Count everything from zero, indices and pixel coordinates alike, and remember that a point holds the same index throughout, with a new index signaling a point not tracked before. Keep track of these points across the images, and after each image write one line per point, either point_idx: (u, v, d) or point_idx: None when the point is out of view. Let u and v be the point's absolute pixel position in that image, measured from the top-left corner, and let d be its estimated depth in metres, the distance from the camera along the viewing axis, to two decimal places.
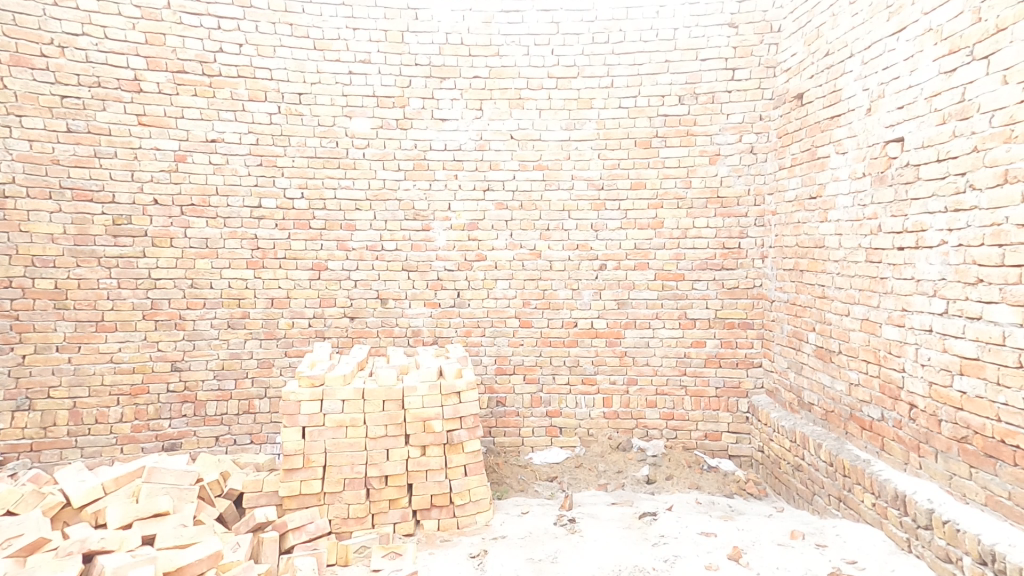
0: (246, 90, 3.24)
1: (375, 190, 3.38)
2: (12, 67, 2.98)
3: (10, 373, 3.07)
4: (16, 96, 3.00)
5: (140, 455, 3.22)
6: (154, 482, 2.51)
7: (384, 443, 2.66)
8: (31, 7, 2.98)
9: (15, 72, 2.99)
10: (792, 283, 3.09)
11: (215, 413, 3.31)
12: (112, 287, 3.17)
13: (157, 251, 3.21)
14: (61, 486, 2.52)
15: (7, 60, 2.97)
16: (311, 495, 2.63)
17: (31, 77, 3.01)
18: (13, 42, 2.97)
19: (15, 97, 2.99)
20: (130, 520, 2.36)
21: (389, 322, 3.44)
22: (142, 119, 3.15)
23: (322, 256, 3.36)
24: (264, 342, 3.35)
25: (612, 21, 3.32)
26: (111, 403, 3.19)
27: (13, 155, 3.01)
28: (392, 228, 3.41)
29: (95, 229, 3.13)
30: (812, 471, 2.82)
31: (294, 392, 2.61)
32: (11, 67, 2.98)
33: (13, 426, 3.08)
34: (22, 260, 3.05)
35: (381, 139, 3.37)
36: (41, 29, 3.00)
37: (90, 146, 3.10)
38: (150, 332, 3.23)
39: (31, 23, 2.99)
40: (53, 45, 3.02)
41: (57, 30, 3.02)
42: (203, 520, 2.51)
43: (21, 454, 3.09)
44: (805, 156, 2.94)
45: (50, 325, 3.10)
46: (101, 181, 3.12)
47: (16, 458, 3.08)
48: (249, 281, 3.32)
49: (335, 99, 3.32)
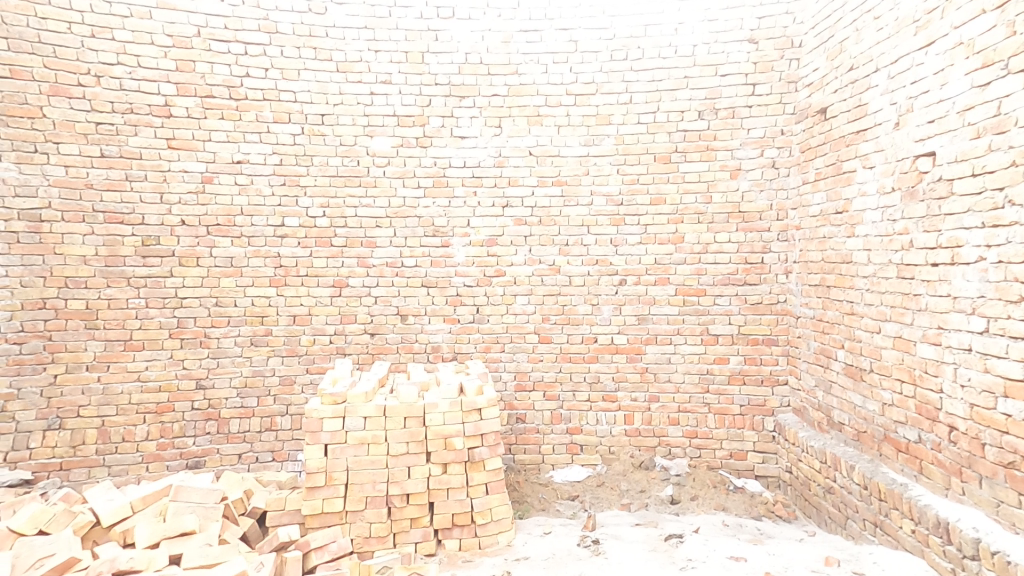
0: (271, 112, 3.32)
1: (395, 208, 3.42)
2: (51, 96, 3.10)
3: (42, 393, 3.13)
4: (54, 124, 3.11)
5: (166, 473, 3.26)
6: (181, 500, 2.53)
7: (405, 460, 2.65)
8: (70, 39, 3.11)
9: (53, 101, 3.10)
10: (818, 299, 3.03)
11: (238, 430, 3.34)
12: (140, 306, 3.24)
13: (184, 270, 3.28)
14: (91, 505, 2.55)
15: (47, 90, 3.09)
16: (333, 514, 2.62)
17: (69, 105, 3.12)
18: (52, 73, 3.09)
19: (53, 125, 3.11)
20: (157, 539, 2.39)
21: (408, 338, 3.45)
22: (171, 143, 3.24)
23: (343, 272, 3.40)
24: (286, 359, 3.38)
25: (630, 38, 3.34)
26: (137, 421, 3.24)
27: (50, 180, 3.11)
28: (412, 245, 3.44)
29: (125, 250, 3.21)
30: (844, 494, 2.74)
31: (318, 409, 2.62)
32: (51, 96, 3.10)
33: (44, 445, 3.13)
34: (55, 282, 3.13)
35: (401, 157, 3.41)
36: (79, 59, 3.12)
37: (121, 170, 3.20)
38: (176, 350, 3.29)
39: (69, 55, 3.11)
40: (89, 74, 3.14)
41: (94, 60, 3.14)
42: (228, 538, 2.51)
43: (51, 472, 3.14)
44: (829, 170, 2.90)
45: (81, 344, 3.18)
46: (132, 204, 3.21)
47: (45, 477, 3.13)
48: (272, 298, 3.36)
49: (357, 119, 3.38)
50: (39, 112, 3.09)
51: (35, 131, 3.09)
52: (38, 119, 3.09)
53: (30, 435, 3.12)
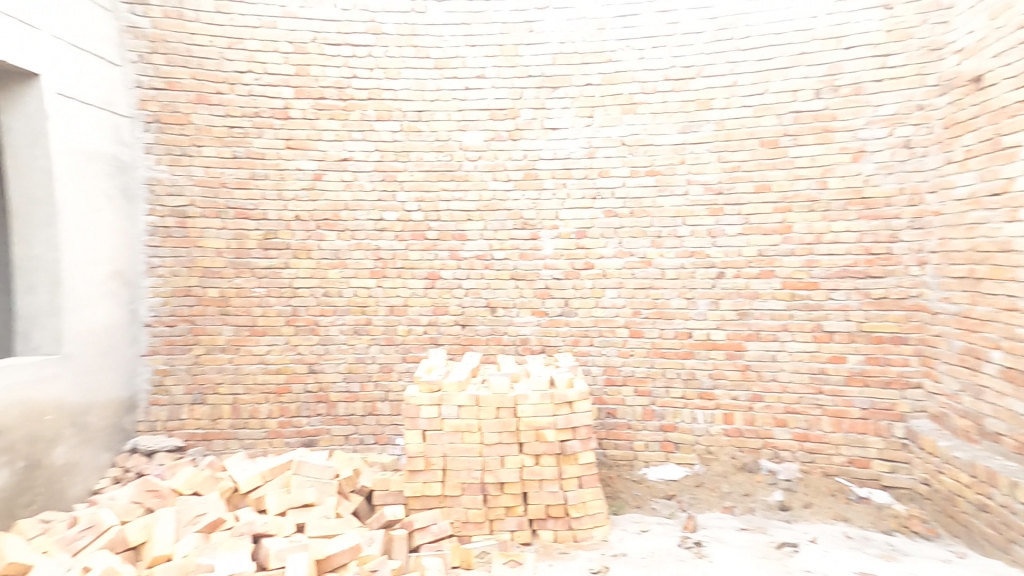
0: (374, 111, 3.48)
1: (485, 201, 3.47)
2: (196, 104, 3.45)
3: (188, 371, 3.51)
4: (196, 129, 3.46)
5: (286, 448, 3.54)
6: (302, 474, 2.76)
7: (498, 450, 2.69)
8: (211, 51, 3.43)
9: (198, 108, 3.45)
10: (964, 292, 2.73)
11: (345, 413, 3.56)
12: (262, 295, 3.53)
13: (298, 262, 3.52)
14: (230, 472, 2.84)
15: (193, 99, 3.44)
16: (433, 497, 2.72)
17: (209, 112, 3.45)
18: (198, 83, 3.44)
19: (196, 130, 3.46)
20: (285, 509, 2.63)
21: (498, 330, 3.50)
22: (290, 143, 3.49)
23: (436, 265, 3.51)
24: (385, 347, 3.55)
25: (737, 16, 3.16)
26: (261, 400, 3.54)
27: (194, 180, 3.47)
28: (501, 237, 3.47)
29: (251, 243, 3.50)
30: (1005, 513, 2.42)
31: (414, 396, 2.72)
32: (195, 104, 3.45)
33: (191, 417, 3.52)
34: (197, 272, 3.49)
35: (492, 151, 3.45)
36: (218, 69, 3.44)
37: (248, 169, 3.48)
38: (291, 336, 3.54)
39: (211, 66, 3.44)
40: (225, 82, 3.45)
41: (230, 69, 3.45)
42: (342, 513, 2.73)
43: (197, 442, 3.52)
44: (984, 147, 2.58)
45: (216, 328, 3.51)
46: (256, 201, 3.50)
47: (194, 445, 3.51)
48: (372, 290, 3.54)
49: (452, 114, 3.46)
50: (186, 118, 3.45)
51: (182, 136, 3.46)
52: (184, 125, 3.45)
53: (180, 408, 3.52)
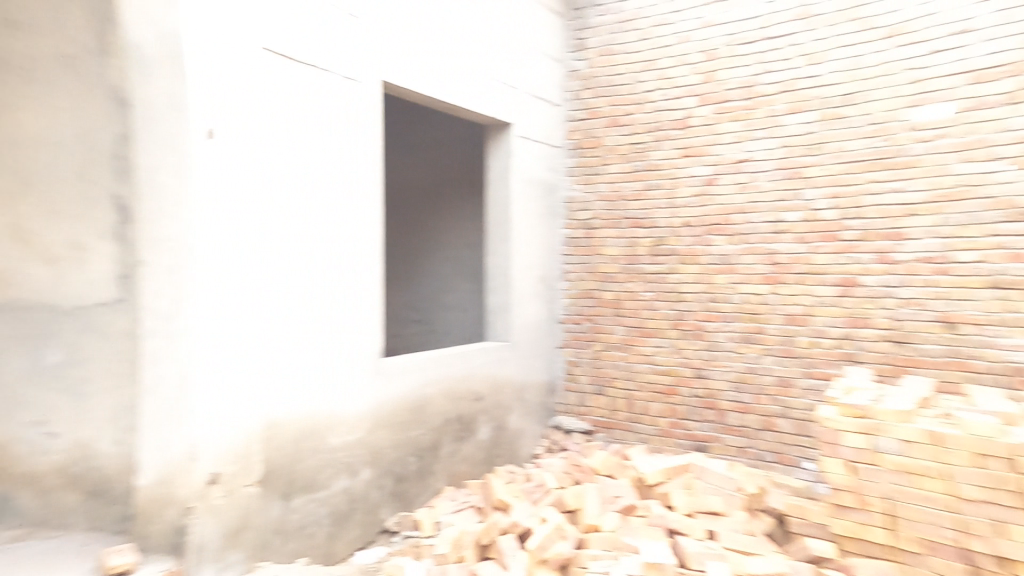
0: (785, 104, 3.40)
1: (946, 188, 2.99)
2: (609, 127, 4.03)
3: (591, 362, 4.07)
4: (607, 150, 4.03)
5: (677, 449, 3.72)
6: (704, 480, 3.01)
7: (989, 510, 2.23)
8: (627, 78, 3.95)
9: (610, 131, 4.02)
10: None
11: (737, 423, 3.53)
12: (650, 300, 3.81)
13: (685, 268, 3.68)
14: (636, 463, 3.30)
15: (607, 123, 4.03)
16: (876, 545, 2.47)
17: (618, 133, 3.98)
18: (614, 108, 4.00)
19: (607, 151, 4.03)
20: (692, 510, 2.93)
21: (966, 352, 2.94)
22: (685, 152, 3.69)
23: (854, 269, 3.20)
24: (783, 360, 3.39)
25: None
26: (653, 398, 3.82)
27: (599, 196, 4.05)
28: (971, 233, 2.94)
29: (641, 251, 3.84)
30: None
31: (836, 421, 2.55)
32: (609, 127, 4.03)
33: (595, 404, 4.07)
34: (597, 277, 4.03)
35: (965, 125, 2.96)
36: (632, 91, 3.93)
37: (644, 181, 3.84)
38: (678, 340, 3.71)
39: (625, 90, 3.95)
40: (637, 103, 3.90)
41: (642, 89, 3.88)
42: (754, 530, 2.77)
43: (603, 429, 4.04)
44: None
45: (611, 327, 3.98)
46: (647, 210, 3.82)
47: (600, 431, 4.05)
48: (768, 296, 3.43)
49: (902, 88, 3.11)
50: (601, 140, 4.06)
51: (594, 158, 4.09)
52: (598, 148, 4.08)
53: (586, 395, 4.11)
